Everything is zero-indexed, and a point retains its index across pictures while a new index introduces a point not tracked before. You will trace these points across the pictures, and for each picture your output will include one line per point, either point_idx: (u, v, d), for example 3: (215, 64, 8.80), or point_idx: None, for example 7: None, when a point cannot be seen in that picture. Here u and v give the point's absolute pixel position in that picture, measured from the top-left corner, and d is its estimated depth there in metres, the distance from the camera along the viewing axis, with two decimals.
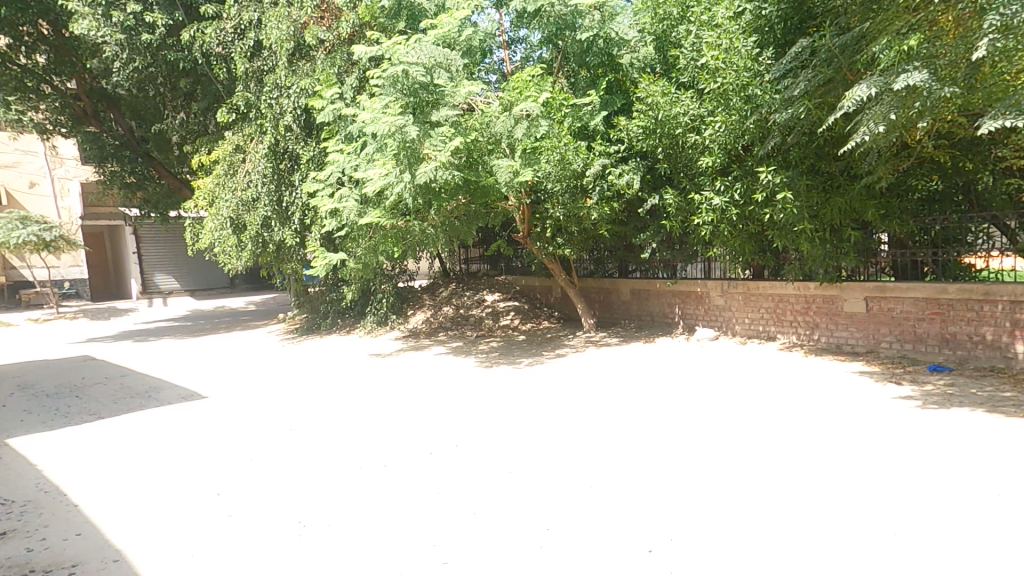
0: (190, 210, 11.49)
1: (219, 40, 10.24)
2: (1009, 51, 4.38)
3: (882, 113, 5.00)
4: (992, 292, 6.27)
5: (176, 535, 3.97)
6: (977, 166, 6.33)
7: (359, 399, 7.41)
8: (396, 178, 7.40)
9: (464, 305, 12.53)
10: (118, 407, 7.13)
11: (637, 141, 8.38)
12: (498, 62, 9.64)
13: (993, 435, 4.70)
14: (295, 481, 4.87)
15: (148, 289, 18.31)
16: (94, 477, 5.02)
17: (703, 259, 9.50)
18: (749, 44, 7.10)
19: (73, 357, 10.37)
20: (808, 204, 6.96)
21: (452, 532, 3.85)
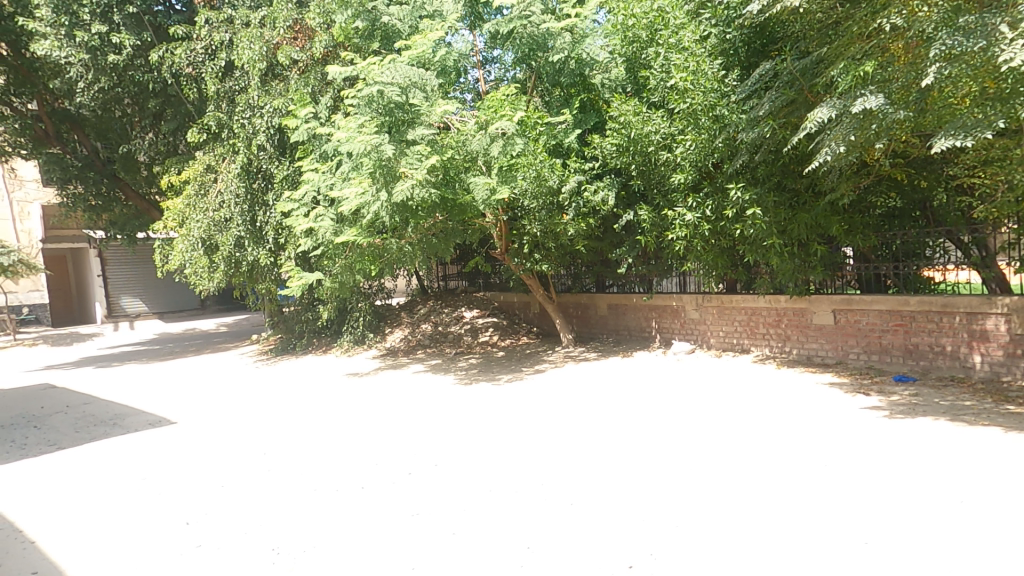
0: (159, 231, 11.24)
1: (189, 61, 10.16)
2: (955, 78, 4.61)
3: (842, 134, 5.20)
4: (950, 304, 6.51)
5: (143, 568, 3.82)
6: (931, 184, 6.61)
7: (334, 420, 7.28)
8: (373, 197, 7.35)
9: (442, 322, 12.48)
10: (79, 436, 6.86)
11: (611, 159, 8.52)
12: (472, 81, 9.72)
13: (953, 443, 4.85)
14: (269, 508, 4.72)
15: (115, 311, 17.76)
16: (53, 510, 4.81)
17: (677, 273, 9.68)
18: (715, 67, 7.33)
19: (32, 385, 9.96)
20: (775, 219, 7.17)
21: (430, 553, 3.79)
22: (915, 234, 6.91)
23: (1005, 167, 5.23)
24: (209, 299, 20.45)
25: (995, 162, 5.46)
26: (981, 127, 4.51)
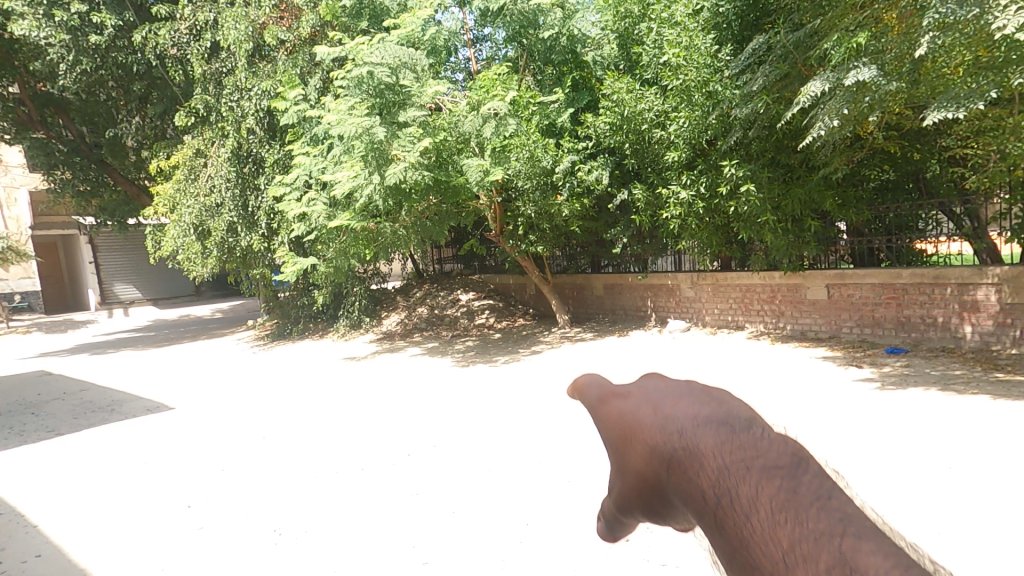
0: (150, 217, 11.12)
1: (174, 42, 9.94)
2: (948, 48, 4.58)
3: (835, 108, 5.19)
4: (942, 276, 6.57)
5: (147, 551, 3.86)
6: (924, 155, 6.60)
7: (332, 404, 7.32)
8: (365, 180, 7.29)
9: (439, 305, 12.51)
10: (77, 422, 6.88)
11: (605, 138, 8.49)
12: (463, 61, 9.62)
13: (944, 412, 4.93)
14: (269, 490, 4.77)
15: (109, 299, 17.68)
16: (54, 496, 4.83)
17: (672, 252, 9.73)
18: (708, 42, 7.29)
19: (28, 374, 9.94)
20: (770, 195, 7.14)
21: (430, 532, 3.85)
22: (908, 207, 6.89)
23: (997, 137, 5.24)
24: (204, 287, 20.37)
25: (988, 132, 5.47)
26: (973, 98, 4.51)
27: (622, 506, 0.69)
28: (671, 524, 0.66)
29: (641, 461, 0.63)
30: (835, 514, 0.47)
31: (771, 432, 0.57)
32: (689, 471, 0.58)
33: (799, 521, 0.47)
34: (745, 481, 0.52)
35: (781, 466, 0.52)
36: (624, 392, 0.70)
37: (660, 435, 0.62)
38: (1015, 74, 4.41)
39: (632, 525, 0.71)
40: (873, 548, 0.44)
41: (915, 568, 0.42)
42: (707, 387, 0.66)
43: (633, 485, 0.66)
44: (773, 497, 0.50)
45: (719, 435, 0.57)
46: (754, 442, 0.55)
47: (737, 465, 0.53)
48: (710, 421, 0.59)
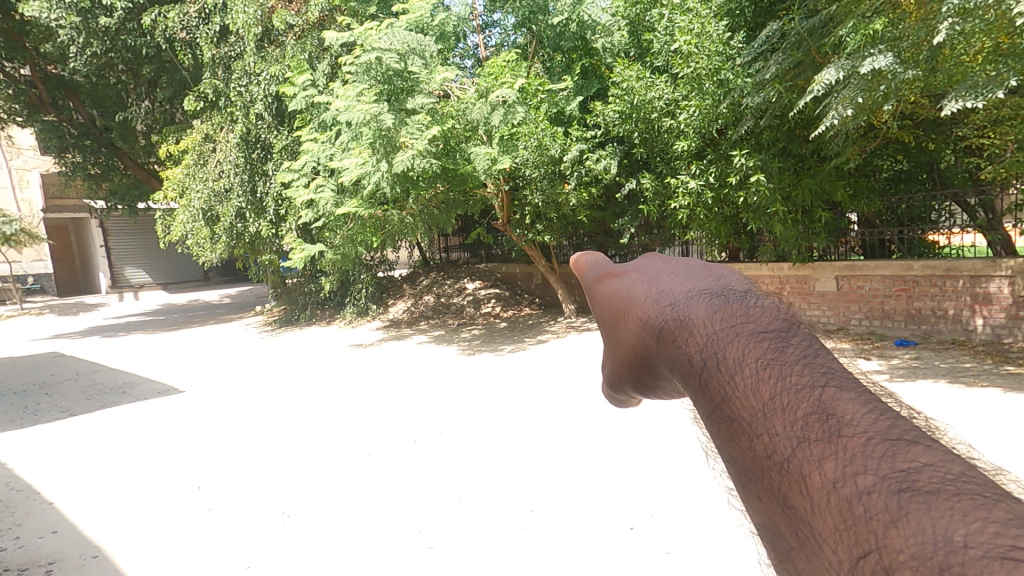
0: (160, 202, 11.19)
1: (183, 25, 9.92)
2: (967, 35, 4.47)
3: (849, 97, 5.12)
4: (954, 268, 6.51)
5: (158, 530, 3.93)
6: (939, 145, 6.49)
7: (340, 389, 7.39)
8: (373, 167, 7.29)
9: (445, 294, 12.55)
10: (90, 403, 6.98)
11: (614, 126, 8.43)
12: (472, 47, 9.56)
13: (953, 403, 4.91)
14: (278, 472, 4.83)
15: (118, 284, 17.85)
16: (68, 474, 4.92)
17: (680, 243, 9.70)
18: (720, 28, 7.15)
19: (40, 355, 10.08)
20: (780, 186, 7.03)
21: (436, 517, 3.88)
22: (921, 198, 6.88)
23: (1015, 127, 5.15)
24: (212, 274, 20.50)
25: (1006, 121, 5.38)
26: (991, 87, 4.43)
27: (616, 375, 0.81)
28: (657, 388, 0.78)
29: (635, 331, 0.74)
30: (814, 367, 0.61)
31: (759, 305, 0.71)
32: (677, 336, 0.68)
33: (779, 371, 0.59)
34: (731, 341, 0.64)
35: (768, 330, 0.66)
36: (628, 276, 0.83)
37: (655, 309, 0.73)
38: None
39: (627, 394, 0.84)
40: (845, 393, 0.57)
41: (887, 409, 0.58)
42: (705, 268, 0.80)
43: (627, 354, 0.77)
44: (759, 354, 0.62)
45: (711, 305, 0.70)
46: (746, 317, 0.68)
47: (727, 333, 0.65)
48: (707, 296, 0.72)
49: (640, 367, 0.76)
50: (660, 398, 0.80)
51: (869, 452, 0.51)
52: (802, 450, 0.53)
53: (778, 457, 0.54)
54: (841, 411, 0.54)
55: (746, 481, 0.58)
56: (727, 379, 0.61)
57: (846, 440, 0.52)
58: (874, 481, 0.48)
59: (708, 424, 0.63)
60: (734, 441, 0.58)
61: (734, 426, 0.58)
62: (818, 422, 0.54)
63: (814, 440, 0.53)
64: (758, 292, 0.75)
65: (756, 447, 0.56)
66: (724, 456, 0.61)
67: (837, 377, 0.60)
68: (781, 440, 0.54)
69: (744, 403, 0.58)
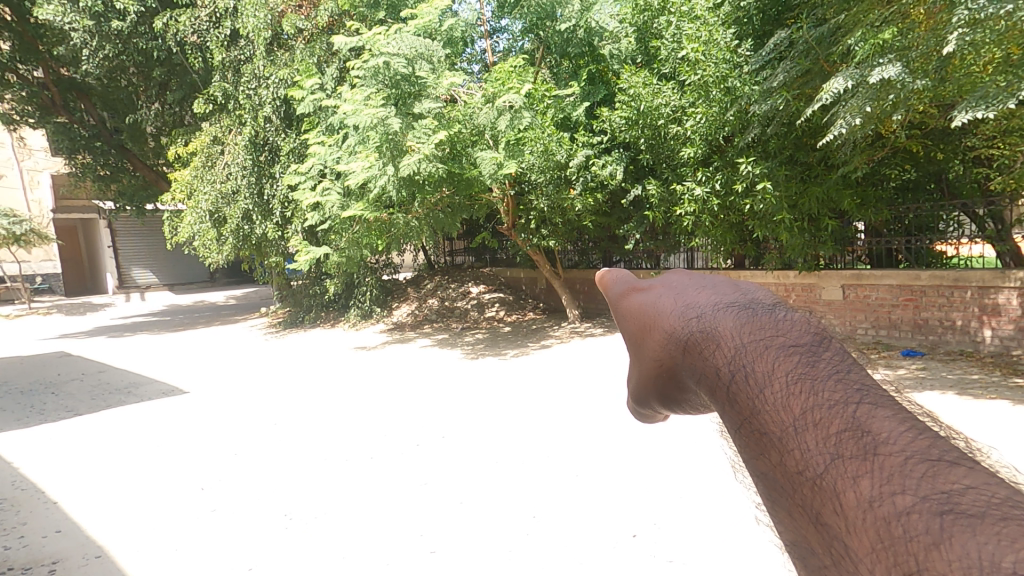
0: (168, 203, 11.27)
1: (194, 29, 10.02)
2: (977, 44, 4.43)
3: (858, 105, 5.09)
4: (961, 278, 6.49)
5: (161, 530, 3.94)
6: (947, 155, 6.47)
7: (344, 392, 7.40)
8: (380, 171, 7.31)
9: (449, 297, 12.57)
10: (96, 403, 7.02)
11: (620, 132, 8.42)
12: (480, 52, 9.60)
13: (961, 415, 4.86)
14: (281, 474, 4.84)
15: (125, 283, 17.96)
16: (74, 473, 4.95)
17: (685, 250, 9.70)
18: (727, 36, 7.16)
19: (47, 354, 10.14)
20: (787, 194, 7.00)
21: (439, 521, 3.87)
22: (929, 207, 6.80)
23: None
24: (218, 274, 20.61)
25: (1016, 132, 5.34)
26: (1001, 97, 4.41)
27: (646, 387, 0.87)
28: (688, 400, 0.83)
29: (662, 344, 0.80)
30: (846, 385, 0.65)
31: (786, 321, 0.76)
32: (705, 349, 0.73)
33: (809, 390, 0.63)
34: (760, 357, 0.69)
35: (796, 346, 0.70)
36: (654, 291, 0.88)
37: (682, 322, 0.79)
38: None
39: (659, 406, 0.89)
40: (880, 411, 0.60)
41: (924, 429, 0.60)
42: (731, 284, 0.84)
43: (656, 367, 0.83)
44: (788, 369, 0.67)
45: (737, 320, 0.75)
46: (774, 328, 0.73)
47: (755, 346, 0.70)
48: (734, 311, 0.77)
49: (670, 380, 0.82)
50: (690, 411, 0.85)
51: (908, 472, 0.52)
52: (836, 466, 0.56)
53: (812, 473, 0.57)
54: (876, 429, 0.57)
55: (778, 496, 0.63)
56: (756, 395, 0.65)
57: (882, 457, 0.54)
58: (915, 502, 0.49)
59: (740, 436, 0.68)
60: (765, 455, 0.63)
61: (765, 440, 0.63)
62: (852, 439, 0.57)
63: (848, 458, 0.55)
64: (784, 309, 0.79)
65: (788, 462, 0.60)
66: (757, 468, 0.66)
67: (868, 395, 0.64)
68: (814, 456, 0.58)
69: (773, 417, 0.63)
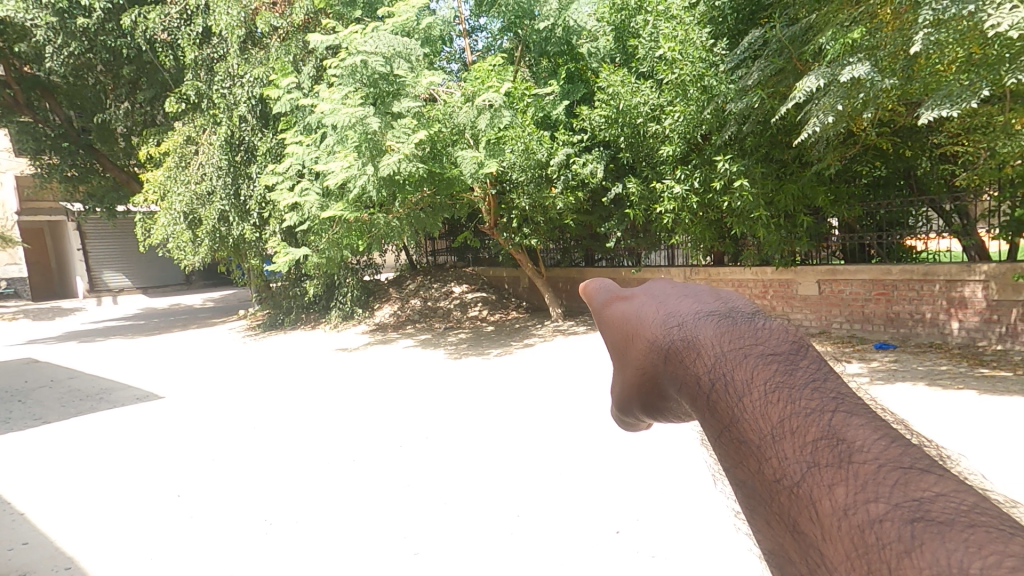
0: (140, 204, 11.00)
1: (164, 26, 9.80)
2: (941, 45, 4.52)
3: (829, 104, 5.17)
4: (930, 273, 6.65)
5: (135, 539, 3.85)
6: (916, 152, 6.65)
7: (325, 394, 7.33)
8: (359, 171, 7.21)
9: (432, 297, 12.52)
10: (66, 410, 6.83)
11: (600, 131, 8.46)
12: (459, 51, 9.59)
13: (931, 405, 4.98)
14: (260, 479, 4.77)
15: (98, 288, 17.51)
16: (42, 484, 4.80)
17: (666, 247, 9.80)
18: (703, 35, 7.23)
19: (15, 361, 9.84)
20: (763, 191, 7.10)
21: (422, 523, 3.85)
22: (899, 204, 7.01)
23: (989, 134, 5.25)
24: (195, 277, 20.22)
25: (980, 130, 5.49)
26: (966, 96, 4.53)
27: (626, 397, 0.79)
28: (668, 412, 0.76)
29: (644, 353, 0.73)
30: (823, 392, 0.59)
31: (768, 327, 0.69)
32: (686, 357, 0.67)
33: (788, 397, 0.58)
34: (740, 363, 0.62)
35: (776, 353, 0.64)
36: (637, 300, 0.81)
37: (664, 330, 0.72)
38: (1007, 73, 4.40)
39: (638, 417, 0.81)
40: (855, 419, 0.56)
41: (896, 437, 0.56)
42: (714, 292, 0.77)
43: (637, 376, 0.75)
44: (767, 377, 0.61)
45: (719, 327, 0.68)
46: (755, 337, 0.66)
47: (735, 354, 0.64)
48: (715, 318, 0.70)
49: (651, 389, 0.74)
50: (670, 422, 0.78)
51: (881, 480, 0.49)
52: (811, 475, 0.51)
53: (788, 481, 0.53)
54: (851, 437, 0.53)
55: (755, 505, 0.57)
56: (734, 402, 0.59)
57: (856, 466, 0.50)
58: (887, 509, 0.46)
59: (716, 445, 0.62)
60: (742, 464, 0.58)
61: (742, 448, 0.58)
62: (828, 447, 0.52)
63: (825, 466, 0.51)
64: (765, 316, 0.73)
65: (766, 470, 0.55)
66: (732, 479, 0.60)
67: (846, 401, 0.59)
68: (789, 465, 0.53)
69: (751, 425, 0.57)
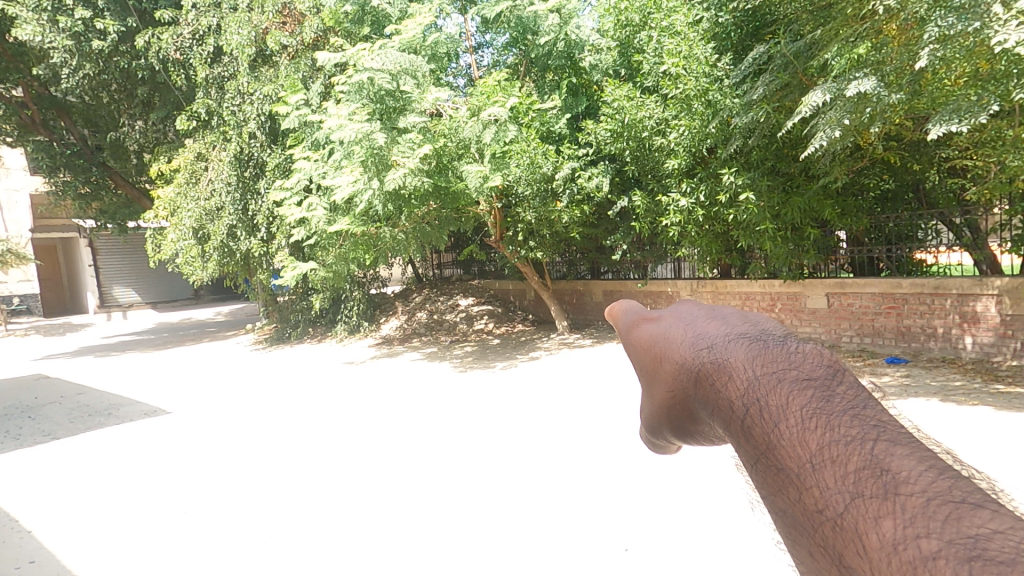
0: (150, 221, 11.11)
1: (176, 46, 9.99)
2: (949, 60, 4.48)
3: (836, 118, 5.16)
4: (942, 286, 6.60)
5: (140, 555, 3.85)
6: (924, 166, 6.63)
7: (331, 407, 7.34)
8: (365, 186, 7.24)
9: (438, 310, 12.56)
10: (74, 426, 6.87)
11: (606, 145, 8.49)
12: (465, 66, 9.73)
13: (948, 421, 4.86)
14: (265, 494, 4.77)
15: (107, 302, 17.67)
16: (47, 502, 4.79)
17: (672, 260, 9.83)
18: (707, 51, 7.29)
19: (25, 377, 9.92)
20: (769, 204, 7.05)
21: (426, 541, 3.80)
22: (908, 217, 6.99)
23: (999, 148, 5.20)
24: (202, 290, 20.33)
25: (988, 143, 5.46)
26: (974, 110, 4.50)
27: (655, 420, 0.76)
28: (699, 435, 0.73)
29: (672, 376, 0.70)
30: (865, 419, 0.56)
31: (801, 350, 0.66)
32: (717, 380, 0.64)
33: (828, 423, 0.55)
34: (775, 388, 0.60)
35: (813, 378, 0.61)
36: (664, 321, 0.77)
37: (692, 353, 0.69)
38: (1013, 88, 4.41)
39: (667, 440, 0.78)
40: (898, 449, 0.52)
41: (944, 468, 0.52)
42: (742, 313, 0.74)
43: (667, 399, 0.72)
44: (804, 403, 0.57)
45: (751, 350, 0.65)
46: (790, 360, 0.63)
47: (769, 378, 0.61)
48: (746, 340, 0.67)
49: (682, 413, 0.71)
50: (702, 445, 0.74)
51: (931, 514, 0.45)
52: (856, 507, 0.47)
53: (831, 513, 0.49)
54: (896, 468, 0.49)
55: (797, 535, 0.53)
56: (772, 428, 0.57)
57: (904, 498, 0.46)
58: (939, 546, 0.42)
59: (753, 473, 0.59)
60: (782, 492, 0.54)
61: (781, 476, 0.54)
62: (873, 478, 0.49)
63: (869, 497, 0.47)
64: (798, 337, 0.70)
65: (807, 501, 0.51)
66: (771, 506, 0.57)
67: (887, 430, 0.55)
68: (832, 495, 0.49)
69: (790, 453, 0.54)
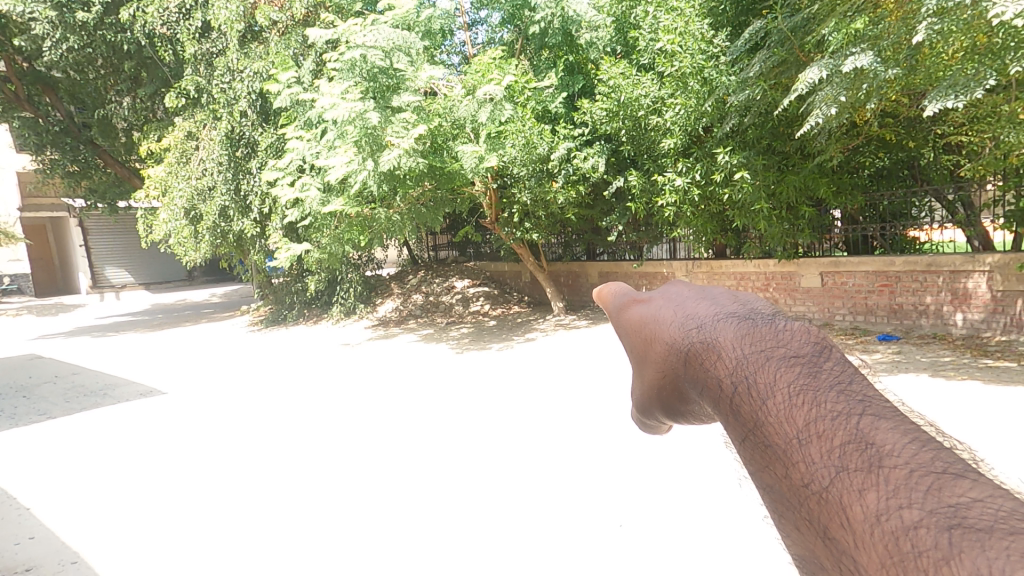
0: (141, 200, 10.95)
1: (163, 21, 9.76)
2: (946, 34, 4.43)
3: (832, 95, 5.10)
4: (934, 265, 6.67)
5: (138, 532, 3.89)
6: (919, 142, 6.62)
7: (328, 388, 7.37)
8: (359, 166, 7.14)
9: (434, 292, 12.57)
10: (71, 405, 6.87)
11: (602, 124, 8.40)
12: (460, 44, 9.56)
13: (940, 396, 4.93)
14: (263, 472, 4.81)
15: (100, 284, 17.54)
16: (45, 479, 4.82)
17: (668, 240, 9.85)
18: (703, 27, 7.20)
19: (19, 357, 9.88)
20: (764, 182, 7.02)
21: (424, 518, 3.84)
22: (902, 194, 7.04)
23: (994, 123, 5.20)
24: (196, 272, 20.19)
25: (985, 119, 5.46)
26: (970, 86, 4.48)
27: (646, 401, 0.76)
28: (690, 415, 0.72)
29: (663, 357, 0.69)
30: (851, 395, 0.56)
31: (790, 328, 0.66)
32: (705, 360, 0.64)
33: (815, 399, 0.55)
34: (763, 366, 0.59)
35: (799, 356, 0.61)
36: (654, 303, 0.77)
37: (681, 333, 0.69)
38: (1011, 62, 4.37)
39: (658, 419, 0.78)
40: (884, 423, 0.52)
41: (928, 440, 0.52)
42: (732, 293, 0.74)
43: (657, 379, 0.72)
44: (792, 380, 0.58)
45: (740, 329, 0.65)
46: (776, 338, 0.63)
47: (757, 357, 0.61)
48: (735, 319, 0.67)
49: (671, 394, 0.71)
50: (691, 425, 0.74)
51: (913, 485, 0.45)
52: (841, 480, 0.47)
53: (817, 486, 0.49)
54: (881, 441, 0.50)
55: (783, 510, 0.53)
56: (758, 406, 0.56)
57: (887, 470, 0.47)
58: (920, 516, 0.43)
59: (740, 449, 0.59)
60: (769, 468, 0.54)
61: (767, 452, 0.54)
62: (857, 452, 0.49)
63: (853, 470, 0.48)
64: (787, 315, 0.70)
65: (792, 475, 0.51)
66: (757, 483, 0.57)
67: (872, 405, 0.55)
68: (817, 469, 0.49)
69: (776, 429, 0.54)
